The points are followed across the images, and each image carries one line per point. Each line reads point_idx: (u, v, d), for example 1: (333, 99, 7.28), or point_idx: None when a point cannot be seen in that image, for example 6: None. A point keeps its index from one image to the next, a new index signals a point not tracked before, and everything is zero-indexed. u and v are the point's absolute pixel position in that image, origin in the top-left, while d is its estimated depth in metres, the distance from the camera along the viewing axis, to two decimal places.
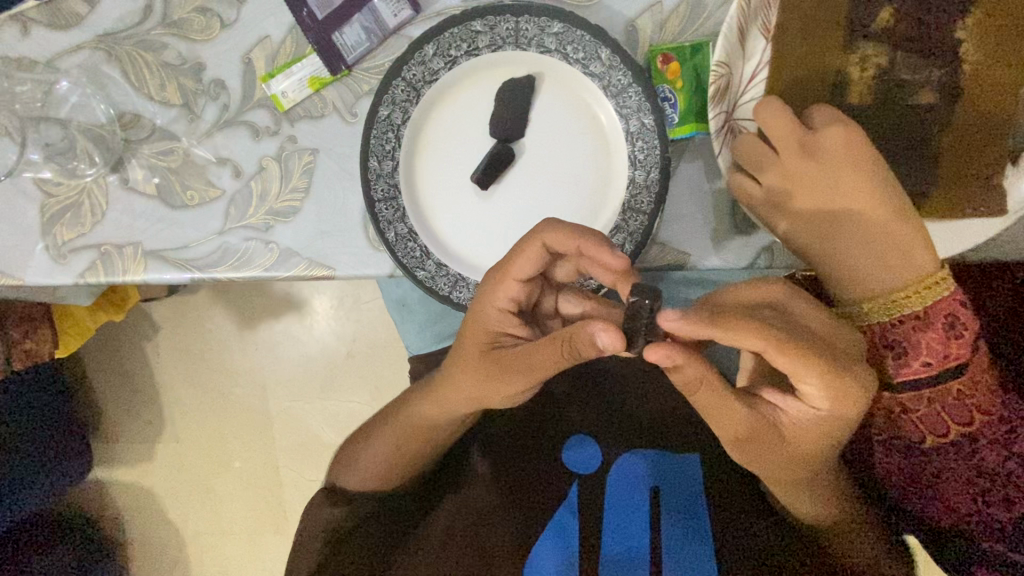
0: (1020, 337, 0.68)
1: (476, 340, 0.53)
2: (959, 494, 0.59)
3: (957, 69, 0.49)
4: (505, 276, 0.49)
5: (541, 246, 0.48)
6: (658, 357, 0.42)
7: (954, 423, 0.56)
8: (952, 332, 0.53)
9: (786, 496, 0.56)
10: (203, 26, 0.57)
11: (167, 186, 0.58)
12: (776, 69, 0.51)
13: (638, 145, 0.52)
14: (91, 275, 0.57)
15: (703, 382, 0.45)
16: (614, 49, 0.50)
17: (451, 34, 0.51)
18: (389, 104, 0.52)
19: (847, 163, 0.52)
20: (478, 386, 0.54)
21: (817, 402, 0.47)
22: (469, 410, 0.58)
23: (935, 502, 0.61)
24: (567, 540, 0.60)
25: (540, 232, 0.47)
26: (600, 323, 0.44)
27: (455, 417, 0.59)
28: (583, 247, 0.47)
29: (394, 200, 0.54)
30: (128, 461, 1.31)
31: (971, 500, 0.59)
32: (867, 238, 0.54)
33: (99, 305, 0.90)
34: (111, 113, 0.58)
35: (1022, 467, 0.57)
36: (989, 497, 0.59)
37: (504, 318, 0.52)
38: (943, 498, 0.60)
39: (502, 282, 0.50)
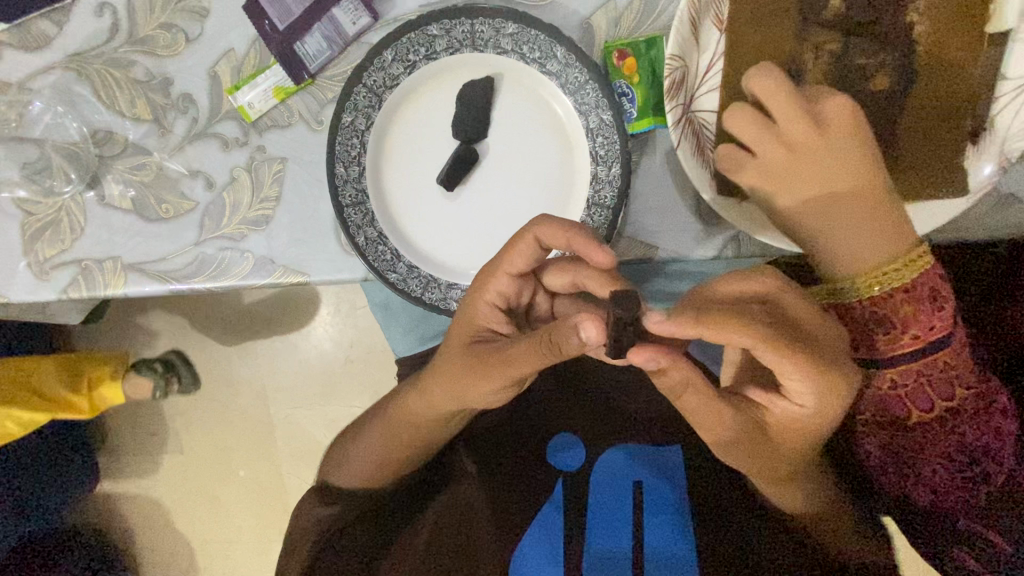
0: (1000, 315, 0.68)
1: (462, 332, 0.53)
2: (954, 483, 0.54)
3: (912, 53, 0.50)
4: (497, 270, 0.50)
5: (533, 239, 0.49)
6: (643, 359, 0.42)
7: (940, 399, 0.52)
8: (935, 303, 0.49)
9: (774, 491, 0.53)
10: (169, 42, 0.58)
11: (142, 200, 0.59)
12: (730, 60, 0.52)
13: (599, 141, 0.53)
14: (74, 291, 0.58)
15: (687, 384, 0.44)
16: (568, 47, 0.51)
17: (408, 39, 0.52)
18: (352, 110, 0.53)
19: (831, 142, 0.48)
20: (455, 383, 0.53)
21: (801, 399, 0.45)
22: (446, 414, 0.57)
23: (925, 490, 0.56)
24: (550, 543, 0.58)
25: (533, 226, 0.48)
26: (584, 315, 0.42)
27: (433, 420, 0.58)
28: (573, 241, 0.48)
29: (362, 205, 0.54)
30: (132, 473, 1.33)
31: (964, 489, 0.54)
32: (834, 205, 0.50)
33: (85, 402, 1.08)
34: (84, 131, 0.59)
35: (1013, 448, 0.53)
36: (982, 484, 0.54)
37: (492, 312, 0.52)
38: (932, 485, 0.55)
39: (492, 275, 0.51)
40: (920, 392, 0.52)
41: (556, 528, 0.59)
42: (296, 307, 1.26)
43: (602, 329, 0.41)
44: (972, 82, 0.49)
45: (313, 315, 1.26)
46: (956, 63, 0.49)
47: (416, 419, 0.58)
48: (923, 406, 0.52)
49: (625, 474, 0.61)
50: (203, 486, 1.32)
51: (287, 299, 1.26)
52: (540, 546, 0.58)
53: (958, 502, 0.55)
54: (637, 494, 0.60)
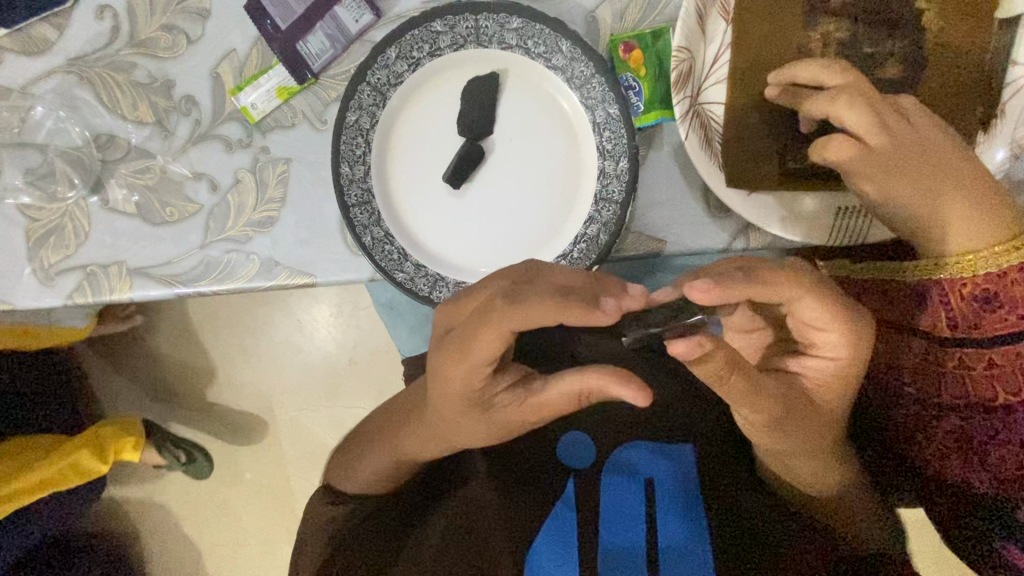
0: None
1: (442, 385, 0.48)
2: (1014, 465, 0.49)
3: (919, 39, 0.50)
4: (466, 356, 0.45)
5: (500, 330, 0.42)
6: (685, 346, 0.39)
7: (1006, 387, 0.49)
8: None
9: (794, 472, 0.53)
10: (170, 44, 0.58)
11: (146, 204, 0.59)
12: (737, 50, 0.51)
13: (606, 135, 0.52)
14: (79, 296, 0.58)
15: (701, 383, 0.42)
16: (573, 41, 0.50)
17: (412, 36, 0.51)
18: (356, 109, 0.52)
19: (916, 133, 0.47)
20: (451, 416, 0.51)
21: (835, 350, 0.46)
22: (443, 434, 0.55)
23: (980, 472, 0.51)
24: (565, 540, 0.57)
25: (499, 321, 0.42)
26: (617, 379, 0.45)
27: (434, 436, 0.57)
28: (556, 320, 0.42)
29: (368, 204, 0.54)
30: (139, 478, 1.32)
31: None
32: (928, 179, 0.47)
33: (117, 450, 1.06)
34: (86, 135, 0.58)
35: None
36: None
37: (470, 382, 0.47)
38: (994, 467, 0.50)
39: (457, 354, 0.45)
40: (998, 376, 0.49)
41: (569, 523, 0.58)
42: (299, 308, 1.25)
43: (644, 395, 0.44)
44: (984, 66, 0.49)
45: (318, 317, 1.25)
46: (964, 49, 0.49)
47: (432, 427, 0.54)
48: (1007, 389, 0.49)
49: (636, 470, 0.60)
50: (210, 490, 1.31)
51: (289, 301, 1.25)
52: (555, 542, 0.57)
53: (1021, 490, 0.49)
54: (648, 489, 0.59)
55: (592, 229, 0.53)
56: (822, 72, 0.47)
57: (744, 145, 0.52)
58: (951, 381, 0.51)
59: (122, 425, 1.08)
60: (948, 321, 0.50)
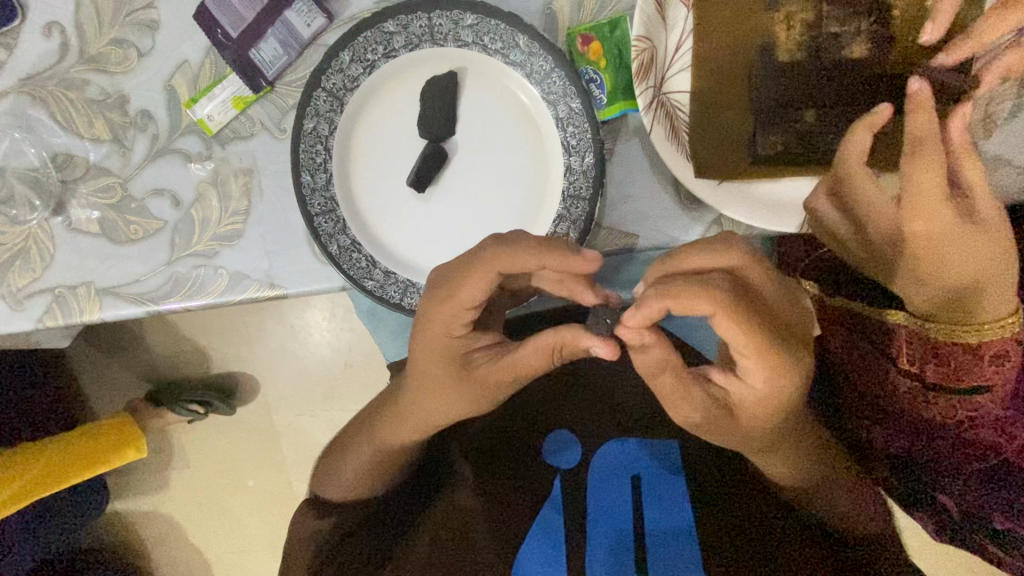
0: (966, 361, 0.44)
1: (425, 383, 0.49)
2: (918, 446, 0.50)
3: (888, 15, 0.48)
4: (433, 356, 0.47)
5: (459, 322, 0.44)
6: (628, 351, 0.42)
7: (926, 378, 0.46)
8: (937, 354, 0.45)
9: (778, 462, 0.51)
10: (120, 58, 0.56)
11: (109, 222, 0.58)
12: (700, 37, 0.49)
13: (570, 130, 0.51)
14: (50, 320, 0.57)
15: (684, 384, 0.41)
16: (530, 35, 0.49)
17: (364, 38, 0.50)
18: (313, 116, 0.51)
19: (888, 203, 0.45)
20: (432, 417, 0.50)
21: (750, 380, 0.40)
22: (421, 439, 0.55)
23: (897, 444, 0.52)
24: (554, 539, 0.55)
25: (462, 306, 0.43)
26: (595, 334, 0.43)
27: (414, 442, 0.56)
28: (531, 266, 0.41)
29: (332, 212, 0.53)
30: (141, 491, 1.33)
31: (929, 452, 0.50)
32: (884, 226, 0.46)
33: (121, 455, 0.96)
34: (44, 156, 0.57)
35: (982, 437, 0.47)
36: (948, 451, 0.49)
37: (446, 367, 0.47)
38: (907, 450, 0.51)
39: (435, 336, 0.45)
40: (950, 402, 0.46)
41: (555, 526, 0.56)
42: (291, 315, 1.24)
43: (613, 347, 0.43)
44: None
45: (310, 322, 1.24)
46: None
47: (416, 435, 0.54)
48: (912, 379, 0.47)
49: (621, 470, 0.59)
50: (213, 500, 1.32)
51: (281, 308, 1.24)
52: (542, 544, 0.55)
53: (942, 467, 0.50)
54: (636, 487, 0.58)
55: (562, 227, 0.52)
56: (748, 84, 0.50)
57: (710, 154, 0.49)
58: (902, 398, 0.49)
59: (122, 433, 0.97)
60: (908, 350, 0.47)
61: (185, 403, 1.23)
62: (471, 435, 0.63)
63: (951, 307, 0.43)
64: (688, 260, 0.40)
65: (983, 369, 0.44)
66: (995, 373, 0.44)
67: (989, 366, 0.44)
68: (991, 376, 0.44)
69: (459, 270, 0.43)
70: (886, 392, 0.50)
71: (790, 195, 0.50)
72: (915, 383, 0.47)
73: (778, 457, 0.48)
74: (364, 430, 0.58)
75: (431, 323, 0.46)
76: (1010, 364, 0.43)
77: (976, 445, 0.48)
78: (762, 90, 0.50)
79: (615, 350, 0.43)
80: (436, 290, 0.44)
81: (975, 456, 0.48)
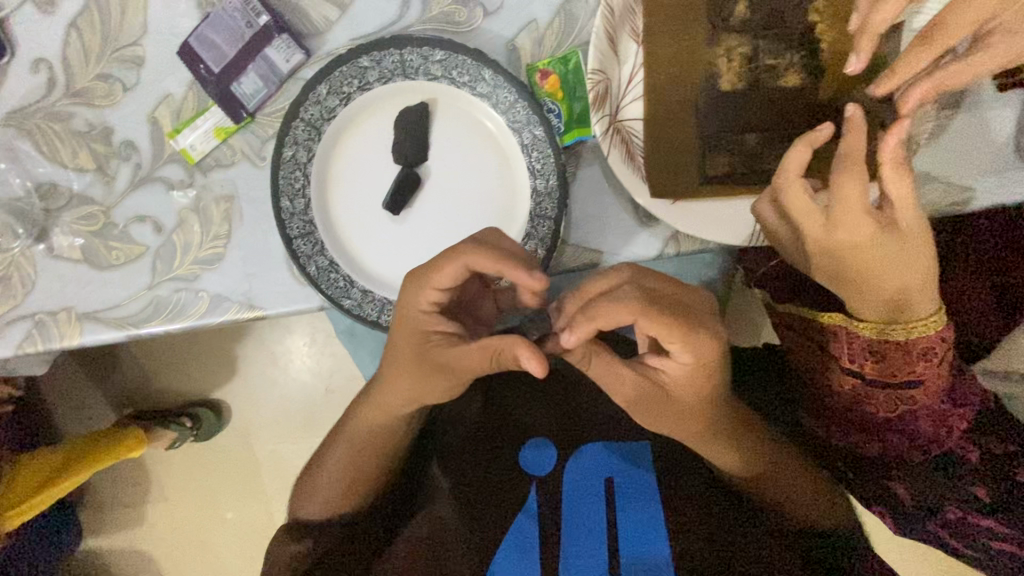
0: (898, 358, 0.49)
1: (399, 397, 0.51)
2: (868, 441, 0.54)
3: (817, 50, 0.53)
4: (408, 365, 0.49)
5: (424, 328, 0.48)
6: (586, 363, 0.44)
7: (867, 374, 0.50)
8: (872, 352, 0.50)
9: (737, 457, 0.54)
10: (106, 92, 0.59)
11: (92, 248, 0.59)
12: (649, 70, 0.54)
13: (534, 155, 0.55)
14: (30, 345, 0.58)
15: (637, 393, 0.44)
16: (495, 69, 0.53)
17: (340, 73, 0.54)
18: (292, 144, 0.54)
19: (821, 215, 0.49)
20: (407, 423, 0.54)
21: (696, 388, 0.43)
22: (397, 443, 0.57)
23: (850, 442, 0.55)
24: (529, 546, 0.57)
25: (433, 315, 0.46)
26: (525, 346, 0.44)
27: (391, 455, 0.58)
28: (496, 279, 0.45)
29: (310, 235, 0.56)
30: (117, 525, 1.31)
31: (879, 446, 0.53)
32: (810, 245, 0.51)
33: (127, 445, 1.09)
34: (29, 186, 0.59)
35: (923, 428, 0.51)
36: (895, 445, 0.52)
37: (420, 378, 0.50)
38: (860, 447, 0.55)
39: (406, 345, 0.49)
40: (889, 396, 0.50)
41: (529, 533, 0.58)
42: (272, 340, 1.25)
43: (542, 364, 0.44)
44: (878, 28, 0.48)
45: (291, 347, 1.25)
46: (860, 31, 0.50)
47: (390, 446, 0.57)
48: (854, 377, 0.51)
49: (592, 476, 0.60)
50: (191, 532, 1.30)
51: (260, 334, 1.25)
52: (514, 550, 0.57)
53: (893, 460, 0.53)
54: (609, 490, 0.59)
55: (530, 245, 0.55)
56: (696, 112, 0.55)
57: (664, 175, 0.53)
58: (848, 396, 0.53)
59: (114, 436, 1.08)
60: (849, 351, 0.51)
61: (174, 420, 1.22)
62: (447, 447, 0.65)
63: (889, 309, 0.49)
64: (632, 272, 0.45)
65: (915, 365, 0.49)
66: (925, 367, 0.49)
67: (918, 361, 0.48)
68: (921, 370, 0.48)
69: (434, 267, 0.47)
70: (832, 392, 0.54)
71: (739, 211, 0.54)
72: (857, 380, 0.51)
73: (729, 444, 0.52)
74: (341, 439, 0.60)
75: (402, 331, 0.49)
76: (937, 359, 0.48)
77: (921, 436, 0.51)
78: (709, 116, 0.55)
79: (543, 367, 0.44)
80: (408, 295, 0.48)
81: (918, 447, 0.52)
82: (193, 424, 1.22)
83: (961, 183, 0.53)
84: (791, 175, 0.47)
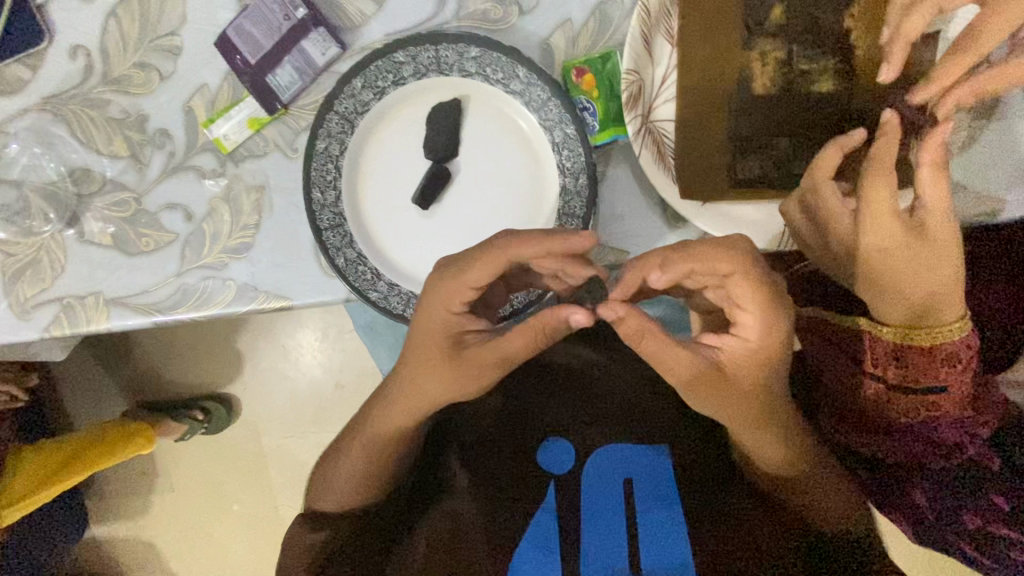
0: (922, 364, 0.49)
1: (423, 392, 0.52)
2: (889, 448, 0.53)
3: (851, 56, 0.53)
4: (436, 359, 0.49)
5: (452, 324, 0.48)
6: None
7: (889, 380, 0.50)
8: (895, 357, 0.50)
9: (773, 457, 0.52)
10: (142, 80, 0.60)
11: (122, 234, 0.60)
12: (683, 71, 0.54)
13: (565, 154, 0.55)
14: (56, 328, 0.59)
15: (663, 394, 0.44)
16: (529, 67, 0.54)
17: (376, 67, 0.54)
18: (326, 137, 0.55)
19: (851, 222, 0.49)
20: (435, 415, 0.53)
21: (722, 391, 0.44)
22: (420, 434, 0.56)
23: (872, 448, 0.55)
24: (549, 546, 0.57)
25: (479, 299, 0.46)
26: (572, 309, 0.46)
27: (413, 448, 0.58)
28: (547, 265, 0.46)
29: (340, 227, 0.56)
30: (125, 512, 1.32)
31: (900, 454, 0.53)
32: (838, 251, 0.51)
33: (141, 439, 1.10)
34: (62, 170, 0.60)
35: (945, 435, 0.51)
36: (916, 453, 0.52)
37: (446, 373, 0.50)
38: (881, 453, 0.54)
39: (431, 338, 0.49)
40: (912, 402, 0.50)
41: (548, 533, 0.58)
42: (284, 334, 1.25)
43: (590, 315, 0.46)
44: (914, 35, 0.48)
45: (303, 341, 1.25)
46: (895, 38, 0.50)
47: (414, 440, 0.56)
48: (876, 381, 0.51)
49: (610, 476, 0.61)
50: (197, 522, 1.31)
51: (273, 327, 1.25)
52: (537, 550, 0.57)
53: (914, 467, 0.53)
54: (628, 492, 0.60)
55: None
56: (727, 115, 0.55)
57: (694, 177, 0.54)
58: (869, 401, 0.53)
59: (129, 430, 1.09)
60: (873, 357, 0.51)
61: (185, 412, 1.23)
62: (466, 441, 0.65)
63: (914, 314, 0.49)
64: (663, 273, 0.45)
65: (939, 371, 0.48)
66: (948, 374, 0.48)
67: (942, 367, 0.48)
68: (945, 376, 0.48)
69: (468, 261, 0.46)
70: (855, 397, 0.54)
71: (766, 215, 0.55)
72: (879, 385, 0.51)
73: (764, 445, 0.50)
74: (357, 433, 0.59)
75: (429, 323, 0.49)
76: (961, 366, 0.48)
77: (943, 444, 0.51)
78: (740, 119, 0.55)
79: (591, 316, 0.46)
80: (439, 285, 0.48)
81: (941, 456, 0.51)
82: (204, 416, 1.24)
83: (990, 194, 0.53)
84: (821, 177, 0.49)
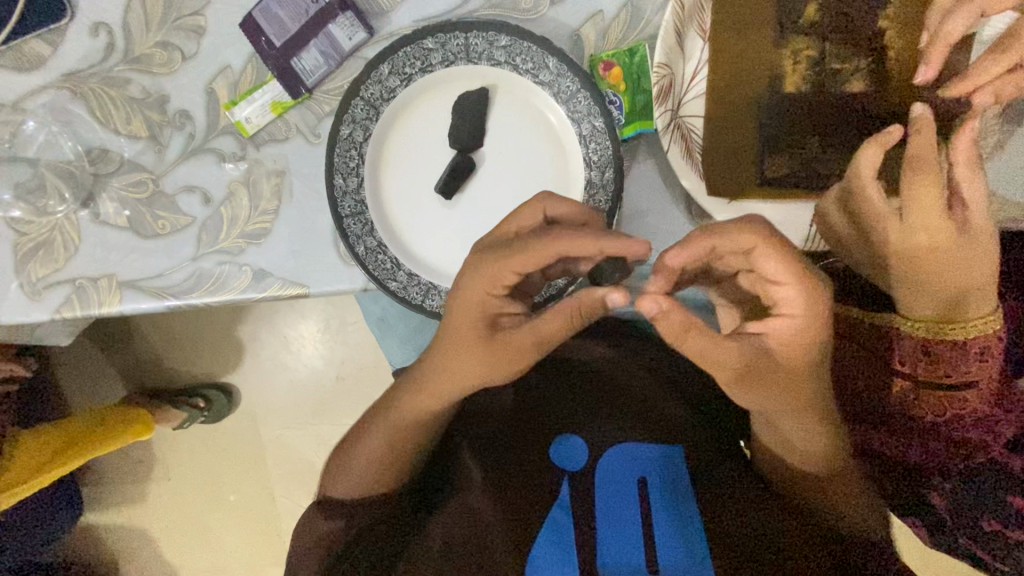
0: (953, 360, 0.49)
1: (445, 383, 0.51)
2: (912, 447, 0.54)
3: (883, 56, 0.53)
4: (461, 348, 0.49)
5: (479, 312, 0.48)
6: None
7: (919, 378, 0.50)
8: (927, 354, 0.50)
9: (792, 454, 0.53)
10: (164, 60, 0.59)
11: (138, 216, 0.59)
12: (713, 67, 0.54)
13: (592, 147, 0.54)
14: (68, 310, 0.58)
15: None
16: (560, 58, 0.53)
17: (404, 53, 0.54)
18: (350, 123, 0.54)
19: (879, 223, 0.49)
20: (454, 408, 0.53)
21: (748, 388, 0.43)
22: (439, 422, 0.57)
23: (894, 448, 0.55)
24: (567, 541, 0.57)
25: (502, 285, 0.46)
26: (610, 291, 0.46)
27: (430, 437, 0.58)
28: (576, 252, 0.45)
29: (361, 215, 0.55)
30: (121, 500, 1.31)
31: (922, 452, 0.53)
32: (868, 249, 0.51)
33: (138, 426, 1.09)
34: (79, 149, 0.59)
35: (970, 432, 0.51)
36: (939, 451, 0.53)
37: (469, 363, 0.50)
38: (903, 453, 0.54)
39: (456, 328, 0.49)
40: (940, 399, 0.50)
41: (564, 531, 0.57)
42: (287, 325, 1.25)
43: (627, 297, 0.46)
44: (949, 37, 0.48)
45: (307, 332, 1.24)
46: (929, 39, 0.50)
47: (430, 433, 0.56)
48: (906, 379, 0.51)
49: (629, 472, 0.60)
50: (194, 512, 1.30)
51: (278, 318, 1.24)
52: (553, 546, 0.56)
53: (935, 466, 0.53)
54: (643, 489, 0.59)
55: None
56: (757, 112, 0.54)
57: (722, 174, 0.53)
58: (896, 399, 0.53)
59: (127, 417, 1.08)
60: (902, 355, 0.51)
61: (186, 402, 1.22)
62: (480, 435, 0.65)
63: (946, 310, 0.49)
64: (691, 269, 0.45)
65: (969, 367, 0.49)
66: (978, 368, 0.49)
67: (973, 361, 0.49)
68: (976, 372, 0.49)
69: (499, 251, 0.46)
70: (881, 396, 0.54)
71: (795, 213, 0.54)
72: (908, 382, 0.51)
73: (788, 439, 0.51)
74: (374, 416, 0.59)
75: (457, 307, 0.49)
76: (991, 360, 0.49)
77: (966, 442, 0.52)
78: (770, 117, 0.54)
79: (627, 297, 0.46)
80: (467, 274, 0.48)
81: (963, 453, 0.52)
82: (205, 406, 1.23)
83: (1018, 199, 0.53)
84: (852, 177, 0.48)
